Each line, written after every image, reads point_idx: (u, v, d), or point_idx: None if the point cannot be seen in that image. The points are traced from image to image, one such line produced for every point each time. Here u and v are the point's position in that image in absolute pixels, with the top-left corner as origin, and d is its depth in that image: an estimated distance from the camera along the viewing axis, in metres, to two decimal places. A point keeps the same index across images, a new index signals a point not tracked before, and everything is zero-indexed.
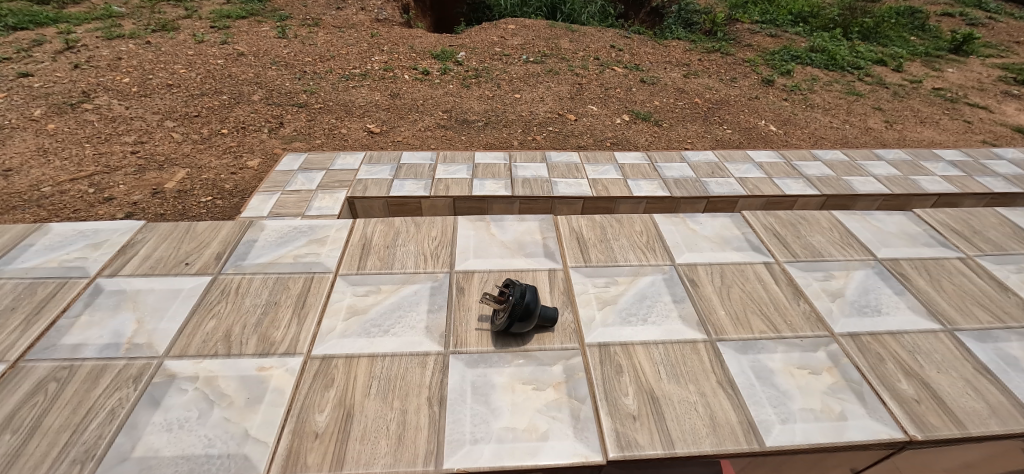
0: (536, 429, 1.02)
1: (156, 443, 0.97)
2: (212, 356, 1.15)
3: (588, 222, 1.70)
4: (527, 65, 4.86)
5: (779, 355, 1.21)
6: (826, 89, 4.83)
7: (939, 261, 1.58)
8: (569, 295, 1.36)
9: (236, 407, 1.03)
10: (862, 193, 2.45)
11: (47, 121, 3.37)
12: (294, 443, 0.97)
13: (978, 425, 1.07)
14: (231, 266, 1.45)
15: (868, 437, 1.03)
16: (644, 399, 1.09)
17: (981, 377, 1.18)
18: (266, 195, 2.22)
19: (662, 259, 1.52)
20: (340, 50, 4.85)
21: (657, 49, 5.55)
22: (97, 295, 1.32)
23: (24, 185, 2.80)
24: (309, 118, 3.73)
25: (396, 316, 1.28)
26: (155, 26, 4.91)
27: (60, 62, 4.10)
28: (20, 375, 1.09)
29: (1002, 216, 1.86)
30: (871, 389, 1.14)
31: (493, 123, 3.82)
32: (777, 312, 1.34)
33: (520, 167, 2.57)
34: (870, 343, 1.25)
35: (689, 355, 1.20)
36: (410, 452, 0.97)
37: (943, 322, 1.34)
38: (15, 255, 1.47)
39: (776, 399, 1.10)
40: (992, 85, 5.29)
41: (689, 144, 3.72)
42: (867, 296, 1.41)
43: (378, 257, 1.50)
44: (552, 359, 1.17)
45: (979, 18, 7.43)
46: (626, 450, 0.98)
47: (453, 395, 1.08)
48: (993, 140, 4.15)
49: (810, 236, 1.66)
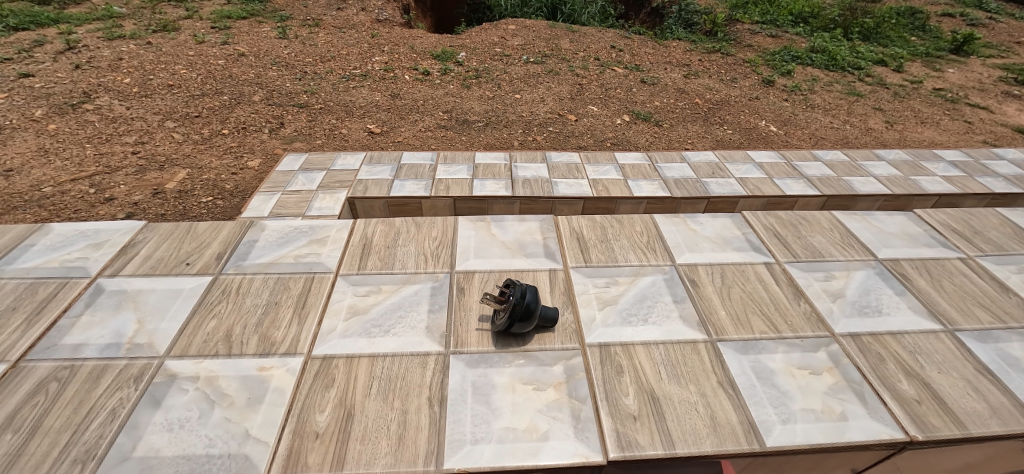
0: (536, 429, 1.02)
1: (157, 443, 0.97)
2: (213, 356, 1.15)
3: (588, 222, 1.70)
4: (528, 65, 4.86)
5: (779, 356, 1.21)
6: (826, 89, 4.83)
7: (940, 261, 1.58)
8: (570, 295, 1.36)
9: (237, 407, 1.03)
10: (862, 193, 2.45)
11: (48, 121, 3.37)
12: (295, 443, 0.97)
13: (980, 425, 1.07)
14: (232, 266, 1.45)
15: (868, 437, 1.03)
16: (645, 399, 1.09)
17: (982, 377, 1.18)
18: (266, 195, 2.23)
19: (662, 259, 1.52)
20: (341, 50, 4.85)
21: (657, 50, 5.55)
22: (98, 295, 1.32)
23: (24, 185, 2.81)
24: (310, 119, 3.73)
25: (397, 316, 1.28)
26: (156, 27, 4.92)
27: (61, 62, 4.11)
28: (21, 375, 1.09)
29: (1004, 216, 1.85)
30: (872, 390, 1.14)
31: (494, 123, 3.82)
32: (778, 313, 1.34)
33: (521, 167, 2.57)
34: (871, 343, 1.25)
35: (689, 355, 1.20)
36: (411, 452, 0.97)
37: (944, 322, 1.34)
38: (16, 255, 1.47)
39: (776, 400, 1.10)
40: (993, 85, 5.29)
41: (689, 144, 3.72)
42: (868, 296, 1.41)
43: (379, 257, 1.50)
44: (553, 360, 1.17)
45: (980, 18, 7.43)
46: (626, 450, 0.98)
47: (454, 395, 1.08)
48: (994, 140, 4.15)
49: (810, 236, 1.66)
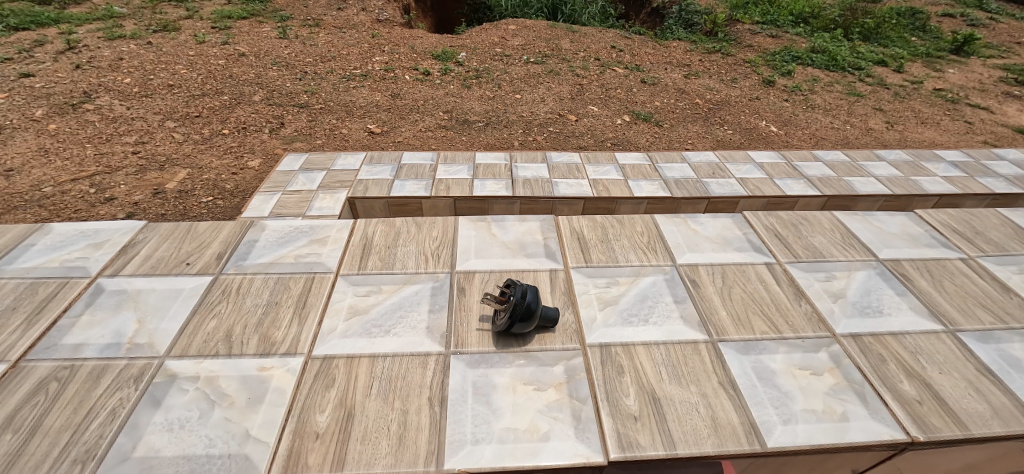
0: (537, 429, 1.02)
1: (157, 443, 0.97)
2: (213, 356, 1.15)
3: (589, 222, 1.70)
4: (528, 65, 4.86)
5: (780, 356, 1.21)
6: (827, 90, 4.83)
7: (941, 261, 1.57)
8: (571, 295, 1.36)
9: (237, 408, 1.03)
10: (863, 193, 2.44)
11: (49, 121, 3.37)
12: (295, 443, 0.97)
13: (980, 426, 1.07)
14: (232, 266, 1.45)
15: (869, 438, 1.03)
16: (645, 400, 1.08)
17: (983, 378, 1.18)
18: (266, 195, 2.23)
19: (663, 259, 1.52)
20: (341, 50, 4.85)
21: (658, 50, 5.55)
22: (98, 295, 1.32)
23: (25, 185, 2.81)
24: (310, 119, 3.73)
25: (398, 316, 1.28)
26: (156, 27, 4.92)
27: (62, 62, 4.11)
28: (21, 375, 1.09)
29: (1005, 217, 1.85)
30: (873, 390, 1.13)
31: (494, 123, 3.82)
32: (779, 313, 1.33)
33: (521, 167, 2.57)
34: (872, 343, 1.25)
35: (690, 355, 1.20)
36: (411, 452, 0.97)
37: (944, 322, 1.33)
38: (16, 255, 1.47)
39: (778, 400, 1.10)
40: (993, 86, 5.29)
41: (689, 144, 3.72)
42: (869, 297, 1.40)
43: (379, 258, 1.50)
44: (553, 360, 1.17)
45: (980, 19, 7.42)
46: (627, 451, 0.98)
47: (455, 395, 1.08)
48: (995, 141, 4.14)
49: (811, 236, 1.66)
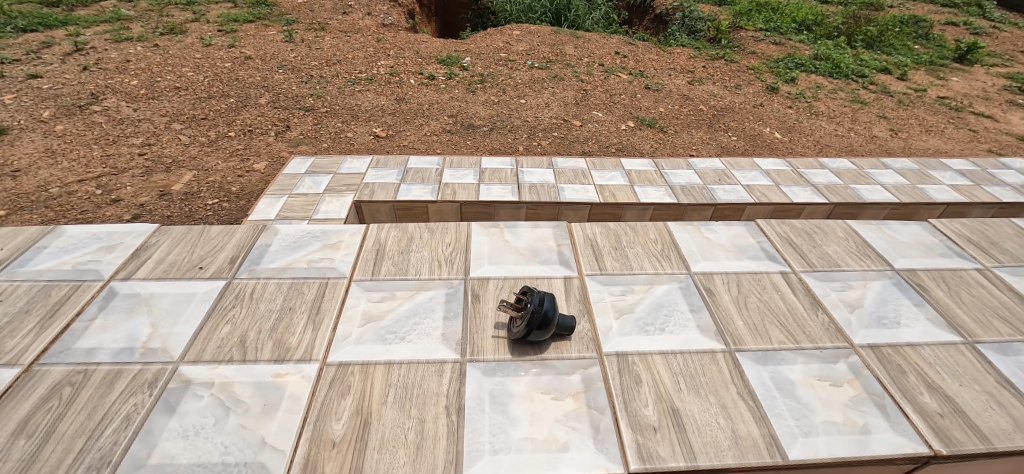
0: (555, 440, 1.00)
1: (173, 450, 0.96)
2: (227, 362, 1.14)
3: (602, 229, 1.69)
4: (532, 70, 4.88)
5: (798, 366, 1.20)
6: (831, 97, 4.84)
7: (956, 271, 1.57)
8: (585, 303, 1.35)
9: (253, 414, 1.02)
10: (871, 200, 2.44)
11: (56, 122, 3.38)
12: (312, 452, 0.96)
13: (1004, 440, 1.05)
14: (245, 271, 1.44)
15: (892, 451, 1.02)
16: (664, 410, 1.07)
17: (1004, 390, 1.17)
18: (272, 198, 2.25)
19: (677, 267, 1.51)
20: (347, 54, 4.87)
21: (661, 56, 5.57)
22: (110, 299, 1.31)
23: (31, 186, 2.81)
24: (315, 122, 3.74)
25: (412, 323, 1.27)
26: (163, 29, 4.96)
27: (70, 64, 4.14)
28: (35, 378, 1.08)
29: (1019, 226, 1.84)
30: (894, 402, 1.12)
31: (498, 128, 3.83)
32: (796, 323, 1.32)
33: (527, 171, 2.57)
34: (891, 354, 1.24)
35: (707, 366, 1.18)
36: (428, 461, 0.95)
37: (963, 334, 1.32)
38: (28, 257, 1.46)
39: (797, 411, 1.09)
40: (997, 94, 5.29)
41: (694, 150, 3.72)
42: (886, 307, 1.39)
43: (392, 263, 1.49)
44: (570, 368, 1.15)
45: (984, 27, 7.44)
46: (647, 462, 0.96)
47: (472, 404, 1.07)
48: (1000, 150, 4.14)
49: (826, 245, 1.65)
